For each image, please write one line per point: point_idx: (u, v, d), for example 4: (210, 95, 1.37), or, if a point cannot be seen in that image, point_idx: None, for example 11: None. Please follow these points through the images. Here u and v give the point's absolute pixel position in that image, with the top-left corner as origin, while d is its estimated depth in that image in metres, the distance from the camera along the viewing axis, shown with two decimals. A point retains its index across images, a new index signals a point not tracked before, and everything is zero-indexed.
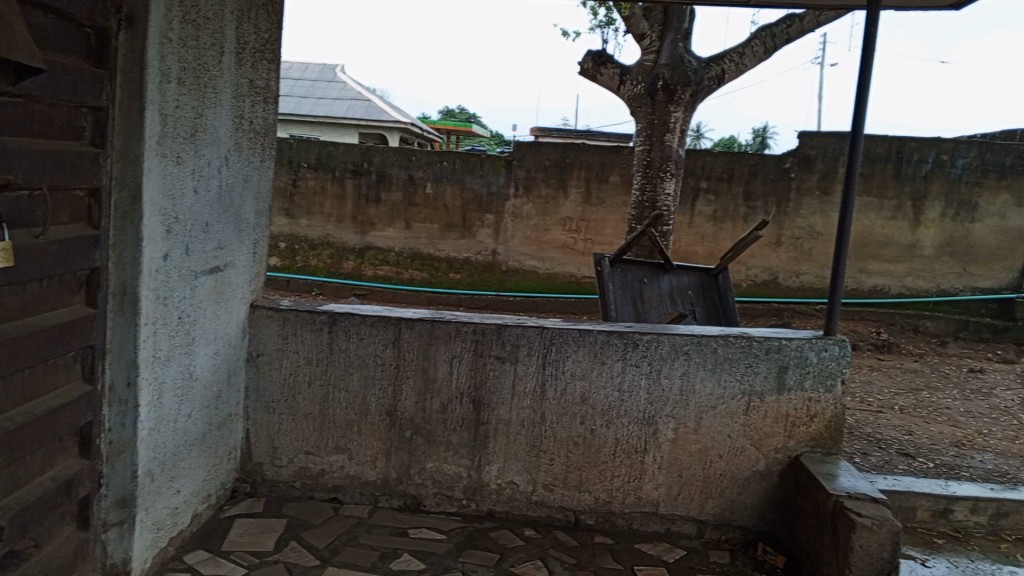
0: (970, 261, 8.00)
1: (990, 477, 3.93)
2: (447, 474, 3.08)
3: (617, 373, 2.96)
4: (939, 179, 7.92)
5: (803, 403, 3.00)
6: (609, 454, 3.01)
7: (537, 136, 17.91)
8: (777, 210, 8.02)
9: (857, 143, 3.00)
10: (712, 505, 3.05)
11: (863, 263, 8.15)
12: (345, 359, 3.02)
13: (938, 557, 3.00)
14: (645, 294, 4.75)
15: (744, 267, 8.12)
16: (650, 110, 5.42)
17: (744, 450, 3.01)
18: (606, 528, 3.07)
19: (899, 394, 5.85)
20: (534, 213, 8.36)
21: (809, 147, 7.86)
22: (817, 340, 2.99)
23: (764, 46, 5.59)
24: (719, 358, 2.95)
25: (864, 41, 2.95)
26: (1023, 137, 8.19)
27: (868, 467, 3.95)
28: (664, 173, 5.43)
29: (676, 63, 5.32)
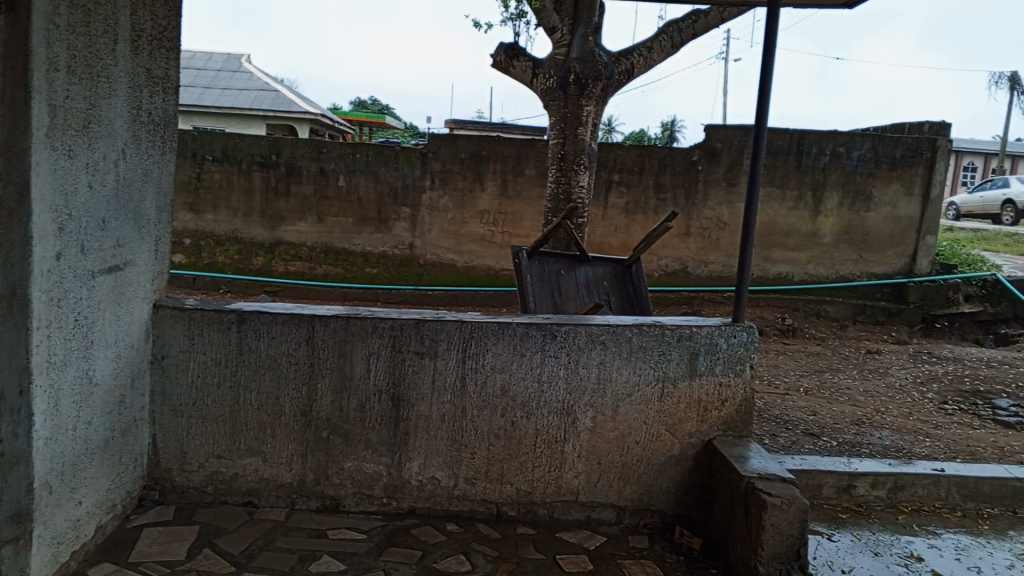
0: (866, 248, 8.42)
1: (888, 452, 4.16)
2: (367, 473, 3.03)
3: (536, 365, 2.97)
4: (837, 170, 8.26)
5: (714, 387, 3.09)
6: (529, 445, 3.03)
7: (451, 128, 17.83)
8: (687, 201, 8.23)
9: (760, 137, 3.10)
10: (630, 491, 3.11)
11: (768, 251, 8.42)
12: (256, 359, 2.93)
13: (843, 531, 3.15)
14: (562, 285, 4.78)
15: (656, 257, 8.30)
16: (563, 103, 5.46)
17: (659, 436, 3.08)
18: (527, 519, 3.09)
19: (804, 377, 6.13)
20: (451, 206, 8.32)
21: (716, 140, 8.09)
22: (726, 327, 3.09)
23: (672, 41, 5.70)
24: (634, 346, 3.00)
25: (766, 37, 3.05)
26: (911, 130, 8.67)
27: (776, 447, 4.11)
28: (578, 166, 5.49)
29: (587, 57, 5.36)
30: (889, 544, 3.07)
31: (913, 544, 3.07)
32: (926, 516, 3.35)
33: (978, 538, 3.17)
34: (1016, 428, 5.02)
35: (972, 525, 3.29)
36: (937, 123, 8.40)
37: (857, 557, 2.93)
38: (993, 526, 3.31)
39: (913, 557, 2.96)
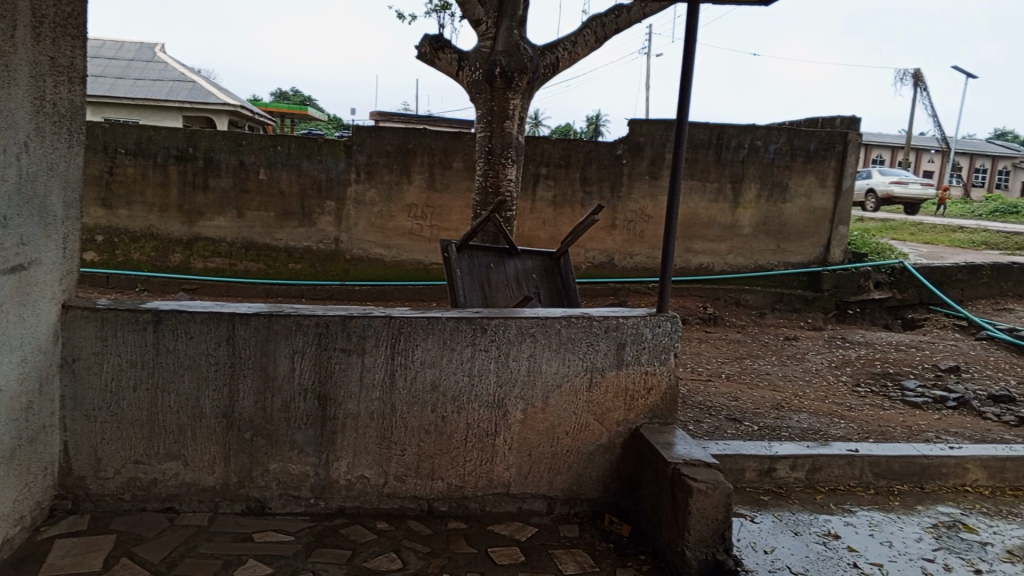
0: (783, 238, 8.70)
1: (806, 435, 4.32)
2: (293, 474, 2.97)
3: (466, 359, 2.96)
4: (755, 163, 8.50)
5: (641, 376, 3.15)
6: (460, 440, 3.02)
7: (376, 120, 17.61)
8: (612, 194, 8.34)
9: (682, 132, 3.17)
10: (560, 481, 3.14)
11: (690, 243, 8.62)
12: (174, 360, 2.83)
13: (765, 512, 3.25)
14: (492, 279, 4.77)
15: (582, 250, 8.40)
16: (489, 96, 5.43)
17: (588, 426, 3.12)
18: (458, 513, 3.08)
19: (726, 364, 6.30)
20: (377, 199, 8.20)
21: (640, 134, 8.22)
22: (651, 317, 3.14)
23: (596, 35, 5.72)
24: (564, 338, 3.03)
25: (687, 32, 3.10)
26: (825, 124, 8.99)
27: (700, 433, 4.22)
28: (505, 159, 5.49)
29: (512, 50, 5.33)
30: (808, 523, 3.19)
31: (831, 523, 3.20)
32: (842, 495, 3.50)
33: (889, 514, 3.33)
34: (922, 408, 5.30)
35: (885, 502, 3.45)
36: (848, 117, 8.73)
37: (779, 537, 3.03)
38: (903, 502, 3.48)
39: (830, 535, 3.09)
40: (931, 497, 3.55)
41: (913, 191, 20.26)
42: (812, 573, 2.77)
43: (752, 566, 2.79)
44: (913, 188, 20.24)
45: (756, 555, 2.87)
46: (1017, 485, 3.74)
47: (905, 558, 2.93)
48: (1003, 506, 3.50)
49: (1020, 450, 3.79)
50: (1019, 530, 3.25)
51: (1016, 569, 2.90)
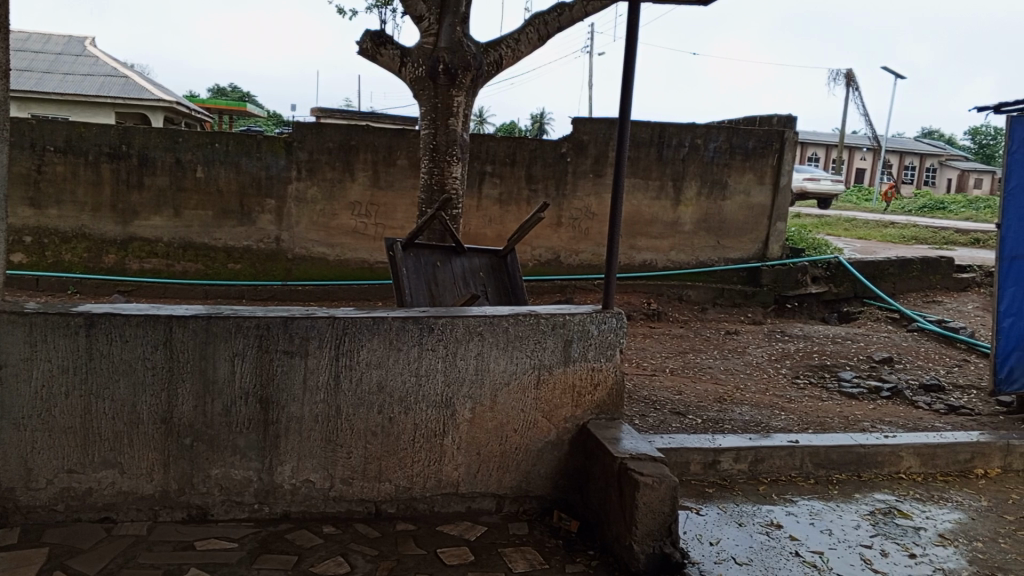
0: (724, 235, 8.88)
1: (748, 427, 4.42)
2: (236, 479, 2.89)
3: (413, 359, 2.93)
4: (696, 161, 8.64)
5: (587, 372, 3.17)
6: (407, 441, 2.99)
7: (318, 117, 17.36)
8: (557, 192, 8.38)
9: (625, 130, 3.19)
10: (509, 479, 3.13)
11: (633, 240, 8.71)
12: (109, 365, 2.73)
13: (709, 504, 3.31)
14: (438, 277, 4.74)
15: (529, 247, 8.42)
16: (432, 93, 5.38)
17: (536, 423, 3.12)
18: (407, 515, 3.05)
19: (670, 358, 6.40)
20: (320, 197, 8.07)
21: (584, 133, 8.27)
22: (597, 314, 3.17)
23: (538, 33, 5.68)
24: (511, 336, 3.02)
25: (628, 31, 3.13)
26: (762, 123, 9.19)
27: (646, 427, 4.28)
28: (450, 157, 5.46)
29: (455, 47, 5.31)
30: (752, 514, 3.25)
31: (773, 513, 3.27)
32: (784, 485, 3.59)
33: (829, 503, 3.43)
34: (858, 398, 5.47)
35: (824, 491, 3.55)
36: (785, 116, 8.94)
37: (723, 529, 3.09)
38: (841, 490, 3.58)
39: (772, 525, 3.16)
40: (868, 485, 3.66)
41: (826, 187, 21.44)
42: (756, 563, 2.83)
43: (699, 558, 2.84)
44: (826, 183, 21.36)
45: (702, 547, 2.92)
46: (947, 471, 3.89)
47: (844, 545, 3.02)
48: (935, 492, 3.64)
49: (950, 438, 3.94)
50: (950, 515, 3.38)
51: (947, 552, 3.01)
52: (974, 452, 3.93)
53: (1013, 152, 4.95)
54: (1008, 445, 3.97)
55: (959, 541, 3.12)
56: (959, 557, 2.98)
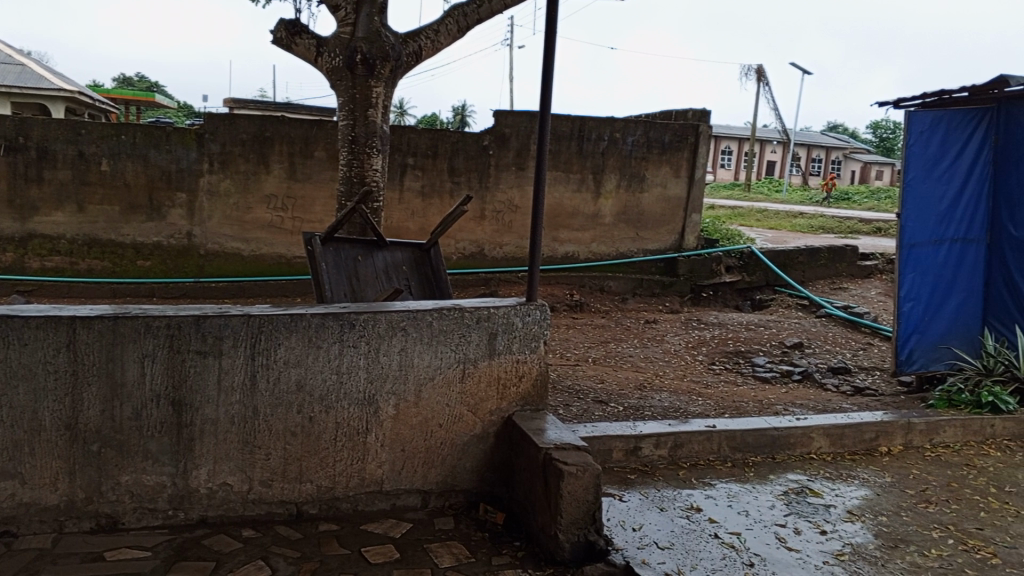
0: (643, 227, 9.04)
1: (667, 413, 4.53)
2: (147, 485, 2.78)
3: (334, 357, 2.87)
4: (615, 154, 8.76)
5: (512, 364, 3.18)
6: (329, 440, 2.93)
7: (231, 106, 16.82)
8: (479, 184, 8.36)
9: (545, 122, 3.20)
10: (434, 474, 3.12)
11: (556, 233, 8.76)
12: (5, 370, 2.57)
13: (632, 491, 3.37)
14: (360, 271, 4.66)
15: (452, 241, 8.37)
16: (350, 84, 5.26)
17: (461, 417, 3.11)
18: (330, 515, 2.99)
19: (592, 348, 6.50)
20: (233, 190, 7.82)
21: (505, 126, 8.28)
22: (521, 306, 3.17)
23: (458, 25, 5.57)
24: (435, 331, 3.00)
25: (547, 25, 3.14)
26: (678, 116, 9.40)
27: (570, 416, 4.33)
28: (370, 149, 5.36)
29: (373, 37, 5.21)
30: (672, 499, 3.33)
31: (693, 497, 3.36)
32: (702, 469, 3.69)
33: (746, 485, 3.54)
34: (771, 382, 5.69)
35: (740, 474, 3.66)
36: (699, 110, 9.19)
37: (645, 514, 3.15)
38: (757, 472, 3.71)
39: (692, 508, 3.24)
40: (782, 466, 3.81)
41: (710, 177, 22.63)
42: (678, 546, 2.90)
43: (622, 544, 2.88)
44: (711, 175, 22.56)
45: (625, 533, 2.97)
46: (855, 449, 4.08)
47: (760, 525, 3.12)
48: (843, 470, 3.81)
49: (857, 418, 4.13)
50: (858, 491, 3.54)
51: (855, 527, 3.16)
52: (878, 430, 4.13)
53: (911, 145, 5.22)
54: (909, 423, 4.19)
55: (865, 517, 3.27)
56: (865, 532, 3.13)
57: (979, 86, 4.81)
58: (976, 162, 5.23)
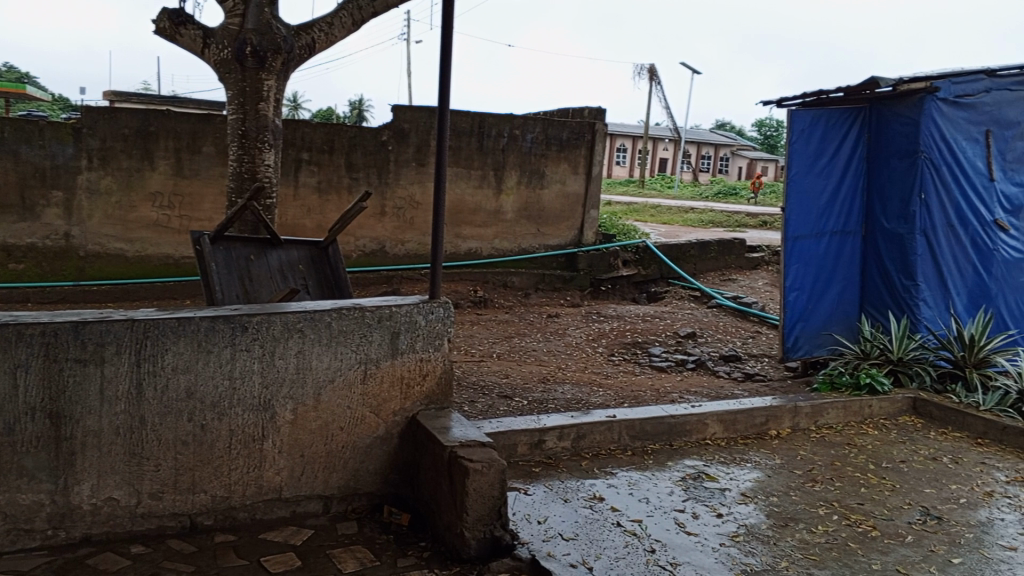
0: (543, 222, 9.13)
1: (571, 405, 4.60)
2: (23, 505, 2.59)
3: (226, 362, 2.76)
4: (514, 151, 8.80)
5: (415, 363, 3.14)
6: (223, 448, 2.81)
7: (111, 99, 15.94)
8: (378, 180, 8.24)
9: (445, 117, 3.17)
10: (336, 478, 3.05)
11: (458, 229, 8.69)
12: None
13: (537, 484, 3.40)
14: (253, 272, 4.50)
15: (352, 238, 8.21)
16: (239, 76, 5.05)
17: (363, 419, 3.05)
18: (226, 525, 2.88)
19: (497, 343, 6.52)
20: (115, 188, 7.39)
21: (403, 121, 8.19)
22: (424, 304, 3.14)
23: (353, 18, 5.42)
24: (334, 332, 2.93)
25: (444, 20, 3.11)
26: (575, 113, 9.55)
27: (475, 413, 4.33)
28: (262, 143, 5.16)
29: (263, 29, 5.03)
30: (576, 489, 3.38)
31: (595, 486, 3.42)
32: (604, 459, 3.76)
33: (645, 472, 3.64)
34: (667, 371, 5.89)
35: (641, 462, 3.76)
36: (595, 108, 9.39)
37: (550, 506, 3.19)
38: (656, 459, 3.82)
39: (595, 498, 3.30)
40: (679, 452, 3.93)
41: None
42: (582, 537, 2.94)
43: (528, 538, 2.90)
44: None
45: (531, 527, 2.99)
46: (747, 433, 4.26)
47: (660, 511, 3.21)
48: (736, 454, 3.97)
49: (748, 404, 4.31)
50: (750, 474, 3.70)
51: (748, 509, 3.30)
52: (768, 415, 4.33)
53: (793, 142, 5.43)
54: (796, 407, 4.41)
55: (758, 498, 3.42)
56: (758, 512, 3.27)
57: (854, 87, 5.11)
58: (852, 158, 5.56)
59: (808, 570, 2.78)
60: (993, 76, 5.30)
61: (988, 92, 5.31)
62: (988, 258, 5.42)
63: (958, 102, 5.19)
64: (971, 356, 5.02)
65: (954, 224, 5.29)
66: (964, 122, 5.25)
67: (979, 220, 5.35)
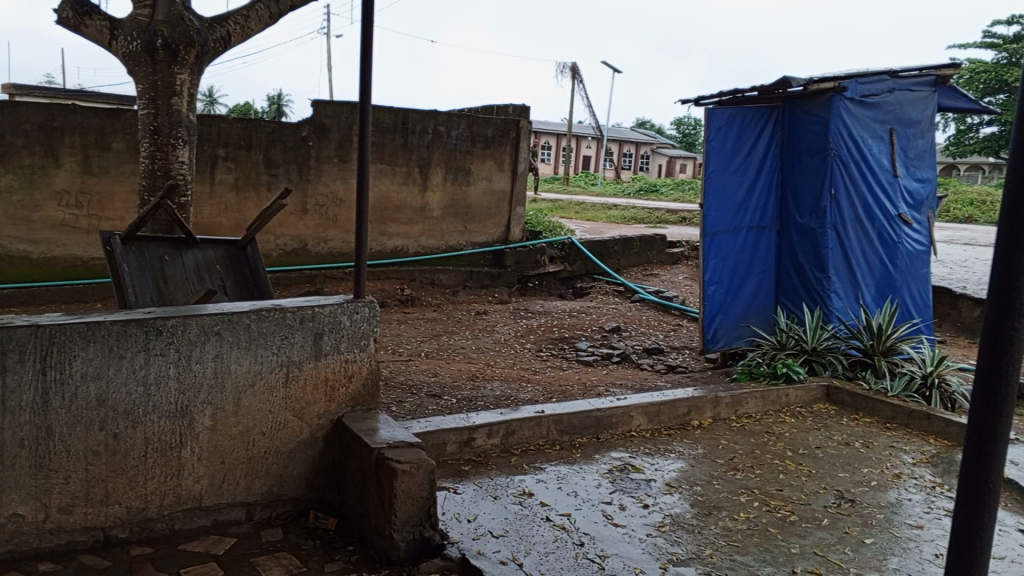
0: (469, 219, 9.11)
1: (499, 402, 4.61)
2: None
3: (139, 368, 2.64)
4: (439, 147, 8.74)
5: (340, 364, 3.08)
6: (138, 458, 2.69)
7: (11, 93, 15.10)
8: (299, 177, 8.06)
9: (366, 114, 3.12)
10: (259, 485, 2.97)
11: (384, 227, 8.56)
12: None
13: (466, 482, 3.39)
14: (167, 273, 4.33)
15: (272, 237, 8.00)
16: (150, 70, 4.84)
17: (286, 423, 2.98)
18: (143, 537, 2.76)
19: (425, 342, 6.46)
20: (16, 186, 6.98)
21: (324, 116, 8.05)
22: (348, 304, 3.08)
23: (270, 11, 5.27)
24: (254, 334, 2.85)
25: (365, 15, 3.06)
26: (499, 110, 9.57)
27: (403, 413, 4.28)
28: (176, 140, 4.96)
29: (174, 21, 4.83)
30: (505, 486, 3.39)
31: (525, 482, 3.43)
32: (533, 454, 3.78)
33: (574, 466, 3.67)
34: (593, 364, 5.97)
35: (568, 455, 3.79)
36: (519, 105, 9.45)
37: (480, 504, 3.18)
38: (583, 452, 3.86)
39: (524, 494, 3.31)
40: (606, 445, 3.99)
41: None
42: (512, 534, 2.95)
43: (457, 537, 2.89)
44: None
45: (460, 526, 2.98)
46: (670, 424, 4.35)
47: (588, 505, 3.25)
48: (661, 445, 4.05)
49: (671, 395, 4.41)
50: (674, 464, 3.79)
51: (673, 498, 3.37)
52: (690, 406, 4.43)
53: (710, 140, 5.58)
54: (717, 397, 4.53)
55: (682, 487, 3.50)
56: (682, 502, 3.35)
57: (767, 86, 5.28)
58: (766, 156, 5.75)
59: (731, 556, 2.86)
60: (895, 77, 5.57)
61: (891, 93, 5.57)
62: (893, 250, 5.69)
63: (865, 102, 5.44)
64: (880, 344, 5.26)
65: (862, 218, 5.53)
66: (870, 120, 5.50)
67: (885, 214, 5.61)
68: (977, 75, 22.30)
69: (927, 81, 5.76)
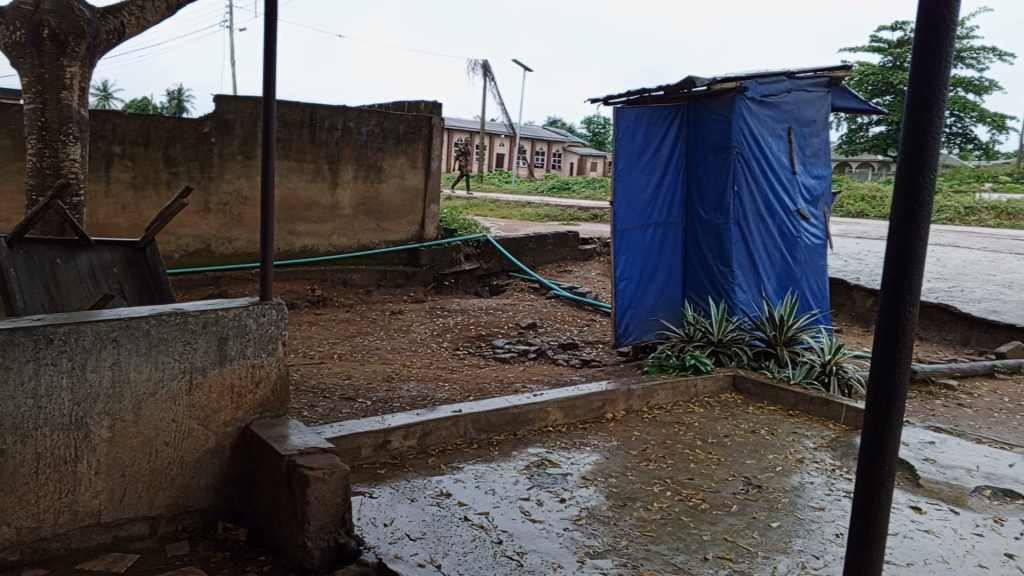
0: (382, 217, 8.98)
1: (416, 402, 4.56)
2: None
3: (29, 379, 2.48)
4: (349, 144, 8.58)
5: (246, 370, 2.98)
6: (28, 475, 2.52)
7: None
8: (201, 175, 7.76)
9: (270, 108, 3.03)
10: (163, 497, 2.84)
11: (292, 226, 8.33)
12: None
13: (382, 486, 3.33)
14: (59, 277, 4.08)
15: (172, 238, 7.68)
16: (36, 62, 4.55)
17: (191, 432, 2.86)
18: (35, 559, 2.59)
19: (338, 343, 6.34)
20: None
21: (227, 112, 7.79)
22: (254, 307, 2.98)
23: (167, 1, 5.05)
24: (154, 340, 2.72)
25: (267, 6, 2.96)
26: (411, 107, 9.48)
27: (316, 417, 4.19)
28: (66, 136, 4.67)
29: (62, 10, 4.56)
30: (422, 487, 3.35)
31: (442, 483, 3.41)
32: (451, 454, 3.76)
33: (491, 464, 3.67)
34: (509, 361, 5.99)
35: (486, 454, 3.79)
36: (431, 102, 9.39)
37: (396, 507, 3.14)
38: (500, 449, 3.87)
39: (441, 494, 3.29)
40: (523, 442, 4.00)
41: None
42: (429, 536, 2.92)
43: (374, 542, 2.84)
44: None
45: (377, 530, 2.93)
46: (585, 418, 4.41)
47: (506, 502, 3.26)
48: (576, 439, 4.11)
49: (585, 390, 4.47)
50: (589, 457, 3.84)
51: (589, 491, 3.42)
52: (604, 399, 4.50)
53: (619, 138, 5.66)
54: (629, 390, 4.62)
55: (597, 480, 3.55)
56: (598, 494, 3.39)
57: (673, 86, 5.41)
58: (673, 154, 5.91)
59: (646, 546, 2.92)
60: (792, 78, 5.80)
61: (789, 93, 5.80)
62: (792, 244, 5.93)
63: (764, 102, 5.65)
64: (782, 335, 5.47)
65: (763, 213, 5.74)
66: (769, 120, 5.72)
67: (784, 210, 5.84)
68: (866, 77, 23.53)
69: (822, 82, 6.02)
